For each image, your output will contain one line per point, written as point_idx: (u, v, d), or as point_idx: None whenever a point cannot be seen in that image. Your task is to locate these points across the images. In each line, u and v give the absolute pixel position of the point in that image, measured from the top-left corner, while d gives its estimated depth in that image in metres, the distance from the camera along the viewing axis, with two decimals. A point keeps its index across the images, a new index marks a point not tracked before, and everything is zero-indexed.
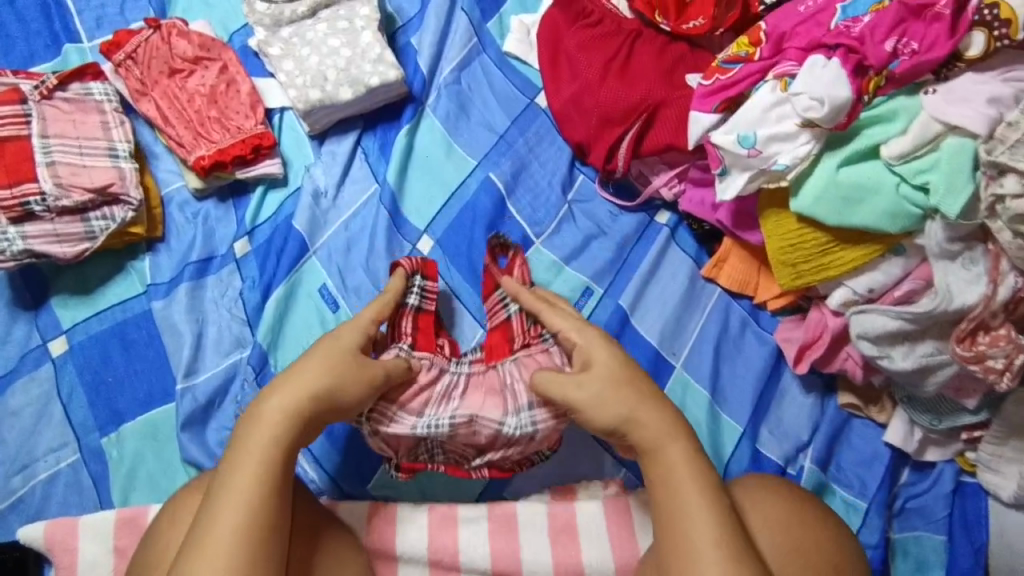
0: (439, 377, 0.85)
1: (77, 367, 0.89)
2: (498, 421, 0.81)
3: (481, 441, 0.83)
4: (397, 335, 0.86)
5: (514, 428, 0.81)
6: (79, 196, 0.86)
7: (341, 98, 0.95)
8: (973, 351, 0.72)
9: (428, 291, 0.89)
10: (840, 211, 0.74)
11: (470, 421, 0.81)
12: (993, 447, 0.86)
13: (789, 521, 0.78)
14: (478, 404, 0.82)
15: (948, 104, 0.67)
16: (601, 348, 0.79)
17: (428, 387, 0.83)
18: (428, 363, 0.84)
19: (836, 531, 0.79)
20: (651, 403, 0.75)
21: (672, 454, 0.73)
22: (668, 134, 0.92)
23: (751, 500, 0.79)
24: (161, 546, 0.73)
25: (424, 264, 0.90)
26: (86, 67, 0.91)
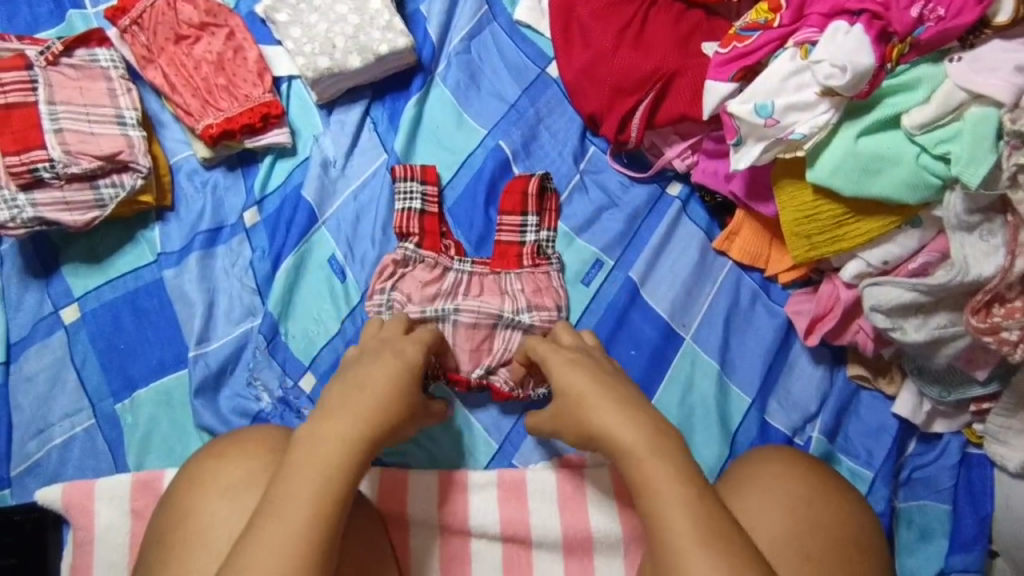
0: (444, 275, 0.92)
1: (90, 334, 0.90)
2: (498, 310, 0.90)
3: (485, 342, 0.90)
4: (404, 231, 0.93)
5: (509, 317, 0.90)
6: (88, 163, 0.85)
7: (350, 66, 0.93)
8: (988, 323, 0.72)
9: (428, 197, 0.95)
10: (858, 180, 0.74)
11: (475, 311, 0.89)
12: (1003, 419, 0.86)
13: (808, 493, 0.79)
14: (479, 301, 0.90)
15: (975, 72, 0.66)
16: (567, 366, 0.78)
17: (432, 279, 0.91)
18: (433, 261, 0.92)
19: (854, 504, 0.80)
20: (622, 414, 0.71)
21: (661, 472, 0.67)
22: (683, 104, 0.91)
23: (769, 472, 0.81)
24: (185, 523, 0.72)
25: (425, 172, 0.95)
26: (91, 34, 0.90)
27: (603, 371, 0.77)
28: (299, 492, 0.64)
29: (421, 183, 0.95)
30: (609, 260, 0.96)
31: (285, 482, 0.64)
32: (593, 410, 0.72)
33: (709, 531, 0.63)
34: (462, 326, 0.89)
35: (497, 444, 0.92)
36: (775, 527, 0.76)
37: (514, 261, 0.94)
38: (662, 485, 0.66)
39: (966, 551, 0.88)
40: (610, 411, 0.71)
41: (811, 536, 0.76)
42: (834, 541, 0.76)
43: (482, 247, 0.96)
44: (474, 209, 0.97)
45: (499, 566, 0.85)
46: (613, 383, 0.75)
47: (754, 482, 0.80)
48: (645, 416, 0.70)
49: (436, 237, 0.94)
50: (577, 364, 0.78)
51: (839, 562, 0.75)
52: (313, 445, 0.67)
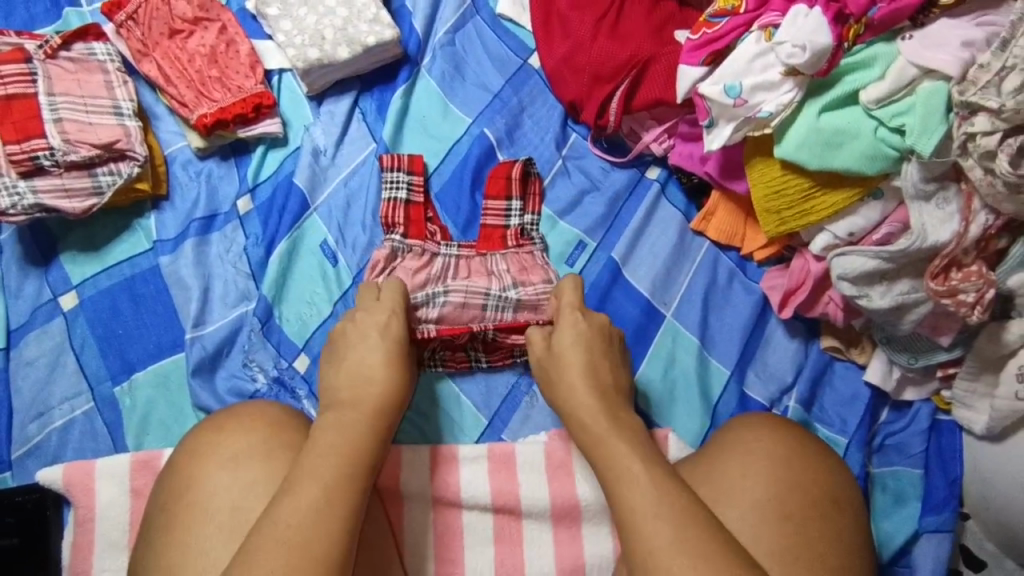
0: (432, 260, 0.95)
1: (88, 320, 0.92)
2: (485, 289, 0.94)
3: (472, 320, 0.93)
4: (389, 222, 0.96)
5: (498, 298, 0.93)
6: (87, 151, 0.88)
7: (339, 57, 0.97)
8: (946, 286, 0.77)
9: (415, 186, 0.98)
10: (822, 154, 0.78)
11: (463, 291, 0.93)
12: (967, 383, 0.89)
13: (788, 455, 0.80)
14: (467, 283, 0.94)
15: (925, 48, 0.71)
16: (569, 338, 0.84)
17: (421, 266, 0.94)
18: (420, 249, 0.95)
19: (832, 463, 0.81)
20: (597, 402, 0.78)
21: (621, 451, 0.73)
22: (658, 89, 0.95)
23: (751, 437, 0.82)
24: (189, 497, 0.73)
25: (411, 162, 0.98)
26: (88, 29, 0.93)
27: (599, 351, 0.84)
28: (315, 478, 0.67)
29: (408, 173, 0.98)
30: (592, 242, 1.00)
31: (298, 470, 0.68)
32: (566, 394, 0.80)
33: (662, 502, 0.68)
34: (453, 306, 0.93)
35: (486, 421, 0.94)
36: (757, 491, 0.77)
37: (498, 243, 0.97)
38: (618, 463, 0.72)
39: (938, 512, 0.91)
40: (582, 393, 0.79)
41: (790, 496, 0.77)
42: (813, 500, 0.77)
43: (469, 231, 1.00)
44: (461, 195, 1.00)
45: (490, 537, 0.88)
46: (597, 368, 0.82)
47: (736, 448, 0.81)
48: (607, 404, 0.78)
49: (422, 224, 0.97)
50: (583, 342, 0.84)
51: (819, 521, 0.76)
52: (329, 434, 0.71)
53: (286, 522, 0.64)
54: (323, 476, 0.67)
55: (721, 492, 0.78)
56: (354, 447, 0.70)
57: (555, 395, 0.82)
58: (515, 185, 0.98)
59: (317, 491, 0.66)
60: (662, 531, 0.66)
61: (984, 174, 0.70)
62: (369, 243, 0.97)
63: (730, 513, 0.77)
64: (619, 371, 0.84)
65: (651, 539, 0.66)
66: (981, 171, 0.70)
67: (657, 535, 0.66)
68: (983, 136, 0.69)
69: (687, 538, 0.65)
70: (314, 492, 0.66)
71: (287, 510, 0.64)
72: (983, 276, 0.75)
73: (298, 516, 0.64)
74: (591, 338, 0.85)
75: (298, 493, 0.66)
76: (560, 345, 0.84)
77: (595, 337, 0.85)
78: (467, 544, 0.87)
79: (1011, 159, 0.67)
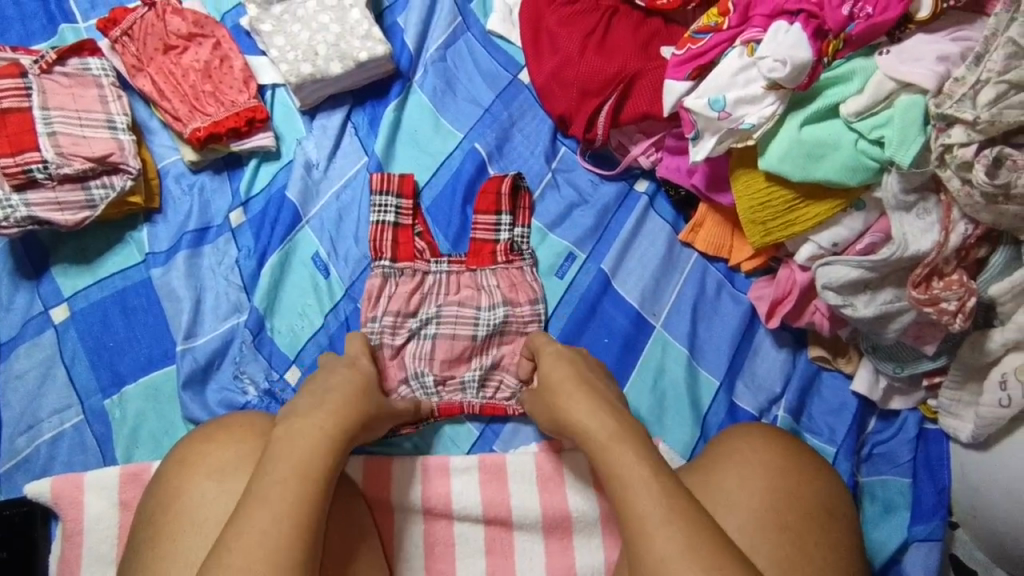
0: (423, 279, 0.96)
1: (79, 332, 0.92)
2: (474, 313, 0.95)
3: (461, 347, 0.94)
4: (377, 249, 0.96)
5: (487, 321, 0.94)
6: (80, 164, 0.89)
7: (331, 72, 0.99)
8: (928, 295, 0.78)
9: (404, 209, 0.99)
10: (804, 166, 0.80)
11: (453, 316, 0.95)
12: (952, 392, 0.91)
13: (783, 464, 0.80)
14: (458, 303, 0.95)
15: (901, 63, 0.73)
16: (551, 361, 0.84)
17: (414, 288, 0.95)
18: (411, 270, 0.96)
19: (826, 474, 0.81)
20: (588, 405, 0.77)
21: (626, 456, 0.71)
22: (645, 103, 0.97)
23: (746, 447, 0.82)
24: (175, 507, 0.73)
25: (401, 183, 0.99)
26: (83, 44, 0.95)
27: (587, 370, 0.83)
28: (265, 495, 0.65)
29: (397, 195, 0.99)
30: (581, 253, 1.01)
31: (263, 481, 0.66)
32: (567, 402, 0.78)
33: (672, 510, 0.66)
34: (443, 339, 0.94)
35: (477, 431, 0.94)
36: (755, 501, 0.77)
37: (487, 258, 0.98)
38: (631, 470, 0.70)
39: (927, 521, 0.92)
40: (578, 400, 0.77)
41: (787, 507, 0.77)
42: (809, 511, 0.77)
43: (459, 244, 1.01)
44: (452, 208, 1.01)
45: (481, 549, 0.87)
46: (596, 384, 0.80)
47: (733, 458, 0.81)
48: (609, 408, 0.76)
49: (410, 246, 0.97)
50: (561, 361, 0.84)
51: (817, 533, 0.76)
52: (283, 444, 0.69)
53: (252, 532, 0.62)
54: (280, 484, 0.66)
55: (717, 501, 0.78)
56: (316, 453, 0.69)
57: (554, 409, 0.80)
58: (506, 203, 1.00)
59: (285, 502, 0.65)
60: (674, 538, 0.64)
61: (962, 184, 0.72)
62: (360, 256, 0.98)
63: (729, 523, 0.76)
64: (593, 370, 0.84)
65: (663, 546, 0.64)
66: (959, 181, 0.72)
67: (671, 540, 0.64)
68: (960, 148, 0.70)
69: (699, 548, 0.64)
70: (280, 507, 0.64)
71: (252, 525, 0.63)
72: (964, 284, 0.77)
73: (258, 529, 0.63)
74: (577, 360, 0.84)
75: (267, 504, 0.64)
76: (544, 370, 0.84)
77: (576, 359, 0.84)
78: (458, 556, 0.87)
79: (987, 169, 0.69)
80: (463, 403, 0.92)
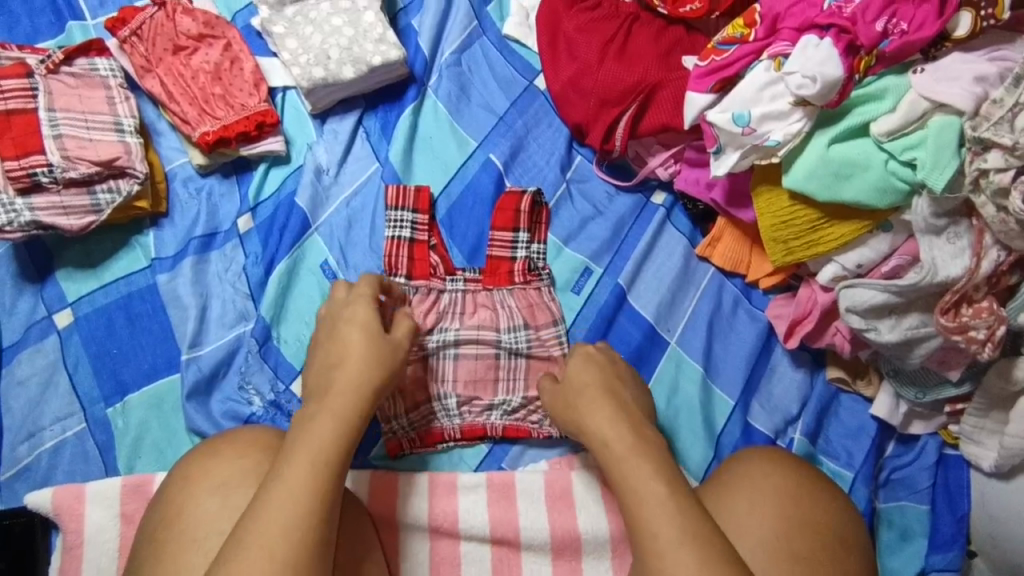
0: (439, 297, 0.94)
1: (83, 339, 0.90)
2: (495, 338, 0.93)
3: (483, 367, 0.93)
4: (392, 267, 0.94)
5: (509, 344, 0.93)
6: (86, 168, 0.87)
7: (344, 76, 0.96)
8: (957, 322, 0.75)
9: (419, 224, 0.96)
10: (831, 185, 0.77)
11: (475, 338, 0.93)
12: (976, 419, 0.88)
13: (795, 492, 0.78)
14: (476, 327, 0.94)
15: (937, 82, 0.70)
16: (580, 362, 0.82)
17: (429, 308, 0.93)
18: (424, 289, 0.94)
19: (839, 504, 0.79)
20: (603, 411, 0.75)
21: (640, 470, 0.68)
22: (665, 114, 0.94)
23: (758, 471, 0.79)
24: (176, 529, 0.71)
25: (416, 199, 0.97)
26: (91, 44, 0.92)
27: (614, 376, 0.81)
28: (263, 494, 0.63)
29: (413, 210, 0.96)
30: (598, 268, 0.99)
31: (268, 479, 0.65)
32: (584, 413, 0.76)
33: (689, 529, 0.64)
34: (465, 359, 0.93)
35: (486, 448, 0.92)
36: (766, 529, 0.75)
37: (505, 277, 0.96)
38: (641, 481, 0.68)
39: (945, 550, 0.90)
40: (601, 409, 0.75)
41: (800, 536, 0.74)
42: (822, 541, 0.75)
43: (475, 258, 0.99)
44: (469, 223, 0.99)
45: (488, 569, 0.86)
46: (618, 394, 0.78)
47: (743, 483, 0.79)
48: (630, 419, 0.74)
49: (425, 263, 0.95)
50: (591, 361, 0.82)
51: (830, 564, 0.74)
52: (293, 440, 0.67)
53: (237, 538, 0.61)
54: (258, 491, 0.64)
55: (728, 531, 0.75)
56: (330, 452, 0.67)
57: (577, 415, 0.77)
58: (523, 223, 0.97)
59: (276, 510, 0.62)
60: (688, 563, 0.62)
61: (997, 211, 0.69)
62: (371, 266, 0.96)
63: (742, 548, 0.74)
64: (619, 374, 0.82)
65: (677, 569, 0.62)
66: (994, 208, 0.69)
67: (674, 548, 0.63)
68: (996, 173, 0.67)
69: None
70: (292, 510, 0.62)
71: (261, 527, 0.61)
72: (994, 312, 0.74)
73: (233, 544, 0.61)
74: (610, 370, 0.82)
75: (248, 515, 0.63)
76: (570, 371, 0.81)
77: (607, 363, 0.82)
78: None
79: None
80: (486, 426, 0.92)
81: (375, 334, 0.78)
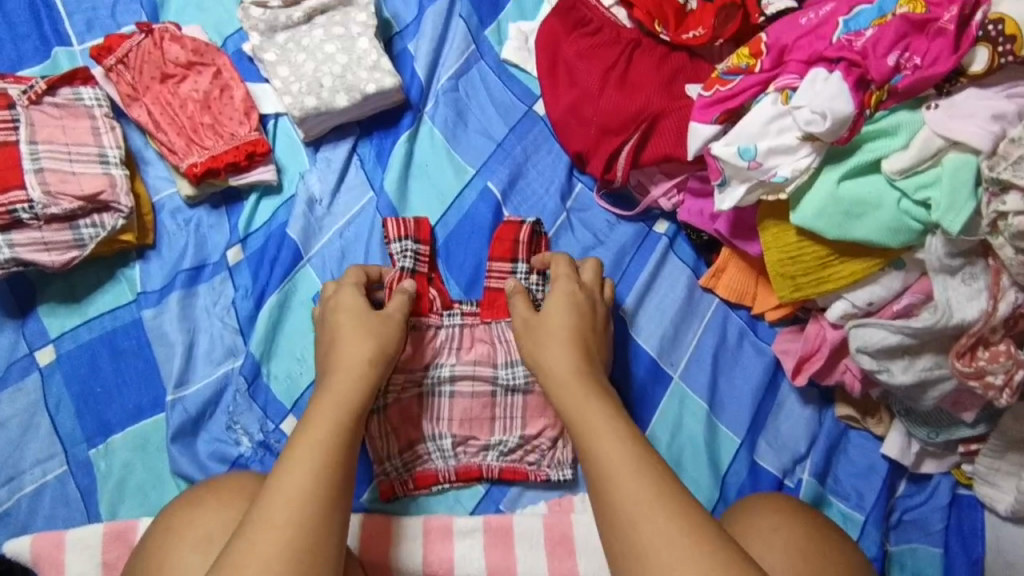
0: (435, 332, 0.91)
1: (66, 377, 0.87)
2: (492, 374, 0.91)
3: (479, 404, 0.91)
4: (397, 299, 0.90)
5: (506, 380, 0.90)
6: (69, 203, 0.84)
7: (337, 105, 0.94)
8: (973, 367, 0.72)
9: (422, 255, 0.93)
10: (841, 224, 0.74)
11: (470, 375, 0.91)
12: (990, 461, 0.86)
13: (806, 547, 0.74)
14: (472, 363, 0.91)
15: (952, 119, 0.67)
16: (560, 305, 0.84)
17: (423, 343, 0.90)
18: (421, 324, 0.90)
19: (854, 561, 0.75)
20: (563, 349, 0.80)
21: (594, 409, 0.72)
22: (668, 144, 0.91)
23: (767, 524, 0.76)
24: None
25: (418, 230, 0.94)
26: (75, 73, 0.90)
27: (589, 324, 0.84)
28: (300, 460, 0.67)
29: (415, 240, 0.93)
30: None
31: (291, 443, 0.69)
32: (542, 349, 0.81)
33: (639, 459, 0.67)
34: (461, 397, 0.91)
35: (483, 489, 0.90)
36: None
37: (503, 310, 0.92)
38: (587, 406, 0.73)
39: None
40: (560, 351, 0.80)
41: None
42: None
43: (472, 290, 0.96)
44: (466, 254, 0.96)
45: None
46: (576, 328, 0.83)
47: (751, 537, 0.75)
48: (586, 363, 0.79)
49: (428, 298, 0.92)
50: (566, 302, 0.85)
51: None
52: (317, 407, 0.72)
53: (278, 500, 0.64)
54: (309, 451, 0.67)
55: None
56: (352, 413, 0.72)
57: (534, 352, 0.82)
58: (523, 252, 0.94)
59: (308, 468, 0.66)
60: (644, 488, 0.65)
61: (1015, 253, 0.66)
62: None
63: None
64: (595, 322, 0.85)
65: (630, 494, 0.65)
66: (1012, 250, 0.66)
67: (615, 459, 0.67)
68: (1015, 216, 0.64)
69: (668, 499, 0.64)
70: (312, 462, 0.67)
71: (290, 481, 0.65)
72: (1013, 357, 0.70)
73: (275, 506, 0.63)
74: (581, 301, 0.85)
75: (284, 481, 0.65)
76: (548, 311, 0.84)
77: (586, 310, 0.85)
78: None
79: None
80: (482, 467, 0.89)
81: (368, 310, 0.82)
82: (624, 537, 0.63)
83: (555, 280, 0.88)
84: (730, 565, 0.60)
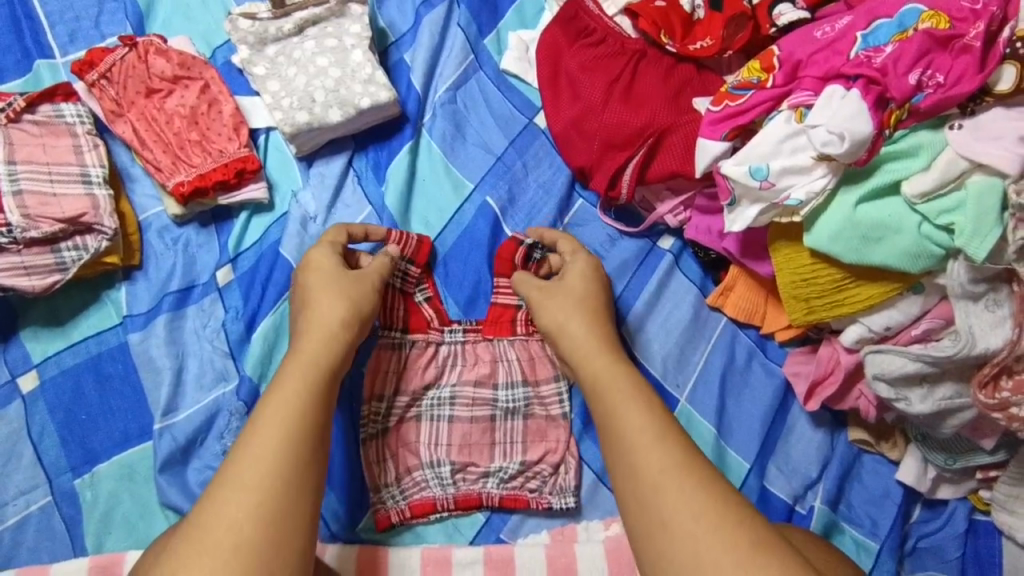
0: (438, 349, 0.89)
1: (49, 404, 0.84)
2: (491, 396, 0.88)
3: (478, 427, 0.87)
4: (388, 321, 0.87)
5: (506, 402, 0.88)
6: (49, 226, 0.81)
7: (330, 120, 0.90)
8: (997, 399, 0.69)
9: (411, 276, 0.89)
10: (858, 248, 0.71)
11: (470, 396, 0.88)
12: (1010, 487, 0.83)
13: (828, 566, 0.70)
14: (474, 383, 0.88)
15: (976, 141, 0.64)
16: (580, 278, 0.84)
17: (427, 361, 0.88)
18: (422, 342, 0.88)
19: None
20: (582, 318, 0.81)
21: (618, 381, 0.74)
22: (675, 161, 0.88)
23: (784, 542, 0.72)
24: None
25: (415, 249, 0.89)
26: (56, 89, 0.86)
27: (603, 302, 0.84)
28: (274, 419, 0.66)
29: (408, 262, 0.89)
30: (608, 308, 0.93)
31: (266, 397, 0.68)
32: (566, 321, 0.81)
33: (662, 430, 0.68)
34: (460, 421, 0.87)
35: (483, 518, 0.85)
36: None
37: (507, 327, 0.89)
38: (612, 377, 0.74)
39: None
40: (578, 325, 0.80)
41: None
42: None
43: (472, 309, 0.92)
44: (466, 272, 0.93)
45: None
46: (598, 305, 0.83)
47: None
48: (604, 339, 0.79)
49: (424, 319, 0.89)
50: (589, 277, 0.85)
51: None
52: (292, 360, 0.72)
53: (262, 460, 0.63)
54: (286, 406, 0.67)
55: None
56: (329, 374, 0.72)
57: (555, 324, 0.81)
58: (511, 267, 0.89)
59: (286, 427, 0.65)
60: (668, 455, 0.66)
61: None
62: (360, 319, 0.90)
63: None
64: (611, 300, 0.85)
65: (655, 461, 0.65)
66: None
67: (642, 431, 0.68)
68: None
69: (693, 469, 0.65)
70: (287, 420, 0.66)
71: (264, 440, 0.64)
72: None
73: (257, 466, 0.62)
74: (599, 274, 0.86)
75: (259, 442, 0.64)
76: (569, 279, 0.85)
77: (603, 288, 0.85)
78: None
79: None
80: (482, 495, 0.85)
81: (341, 269, 0.81)
82: (650, 510, 0.63)
83: (572, 254, 0.87)
84: (750, 536, 0.60)
